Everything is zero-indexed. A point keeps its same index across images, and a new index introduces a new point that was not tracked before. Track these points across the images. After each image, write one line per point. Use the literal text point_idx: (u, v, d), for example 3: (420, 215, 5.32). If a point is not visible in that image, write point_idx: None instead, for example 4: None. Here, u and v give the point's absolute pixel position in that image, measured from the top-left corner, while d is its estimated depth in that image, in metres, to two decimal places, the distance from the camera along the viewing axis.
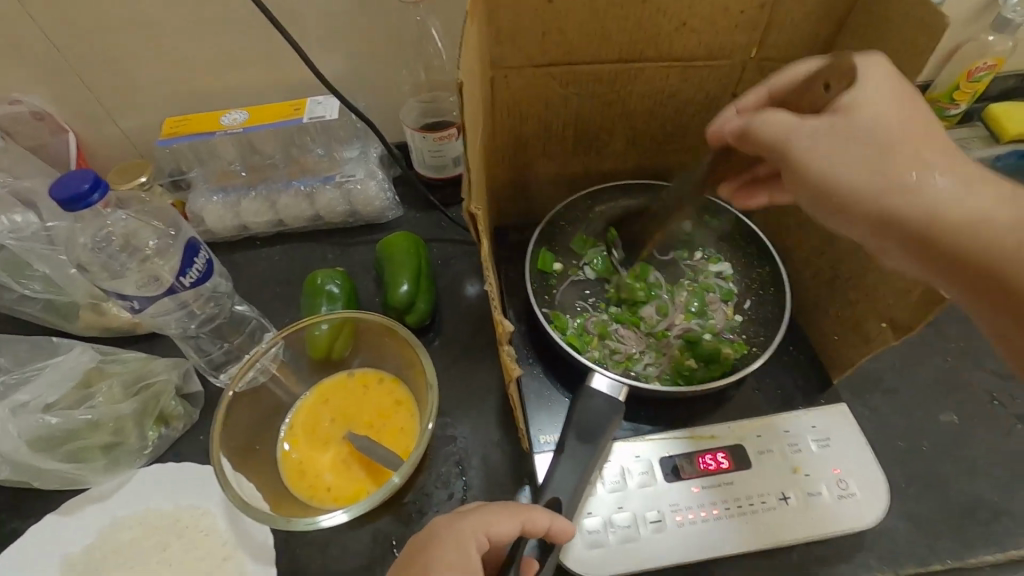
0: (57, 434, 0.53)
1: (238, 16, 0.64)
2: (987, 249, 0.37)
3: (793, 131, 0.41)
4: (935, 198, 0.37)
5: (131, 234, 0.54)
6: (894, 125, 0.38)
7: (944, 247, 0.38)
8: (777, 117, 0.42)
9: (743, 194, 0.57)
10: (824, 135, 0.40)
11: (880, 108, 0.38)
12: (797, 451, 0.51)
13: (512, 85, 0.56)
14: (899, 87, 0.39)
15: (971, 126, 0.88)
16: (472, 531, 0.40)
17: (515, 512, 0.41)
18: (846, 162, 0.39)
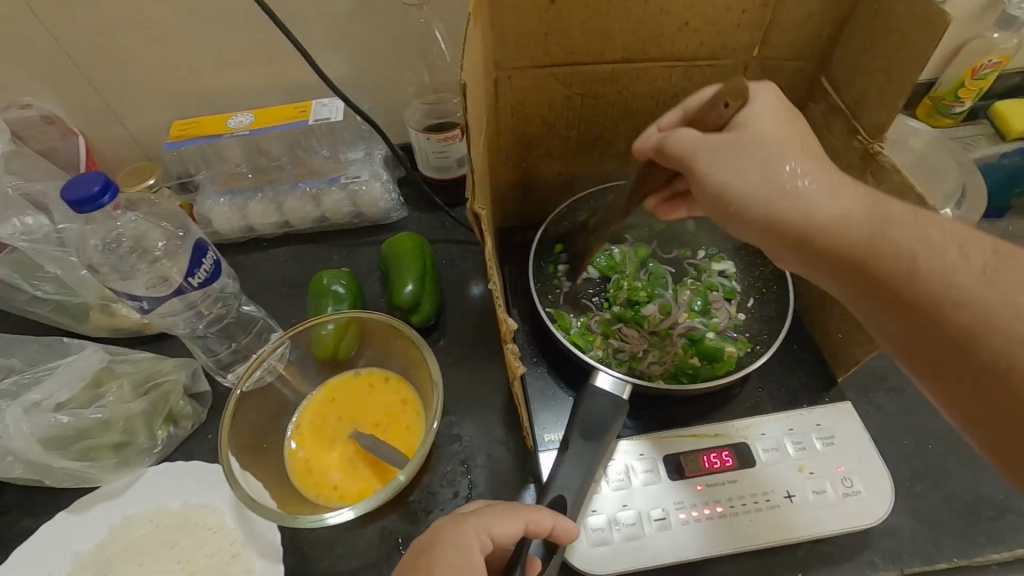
0: (69, 433, 0.54)
1: (244, 19, 0.65)
2: (848, 241, 0.40)
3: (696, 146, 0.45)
4: (806, 199, 0.41)
5: (141, 236, 0.54)
6: (770, 139, 0.43)
7: (813, 242, 0.41)
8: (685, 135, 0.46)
9: (665, 209, 0.58)
10: (722, 149, 0.44)
11: (762, 125, 0.44)
12: (801, 449, 0.51)
13: (515, 86, 0.56)
14: (776, 108, 0.45)
15: (977, 124, 0.87)
16: (475, 534, 0.41)
17: (517, 514, 0.41)
18: (738, 169, 0.43)
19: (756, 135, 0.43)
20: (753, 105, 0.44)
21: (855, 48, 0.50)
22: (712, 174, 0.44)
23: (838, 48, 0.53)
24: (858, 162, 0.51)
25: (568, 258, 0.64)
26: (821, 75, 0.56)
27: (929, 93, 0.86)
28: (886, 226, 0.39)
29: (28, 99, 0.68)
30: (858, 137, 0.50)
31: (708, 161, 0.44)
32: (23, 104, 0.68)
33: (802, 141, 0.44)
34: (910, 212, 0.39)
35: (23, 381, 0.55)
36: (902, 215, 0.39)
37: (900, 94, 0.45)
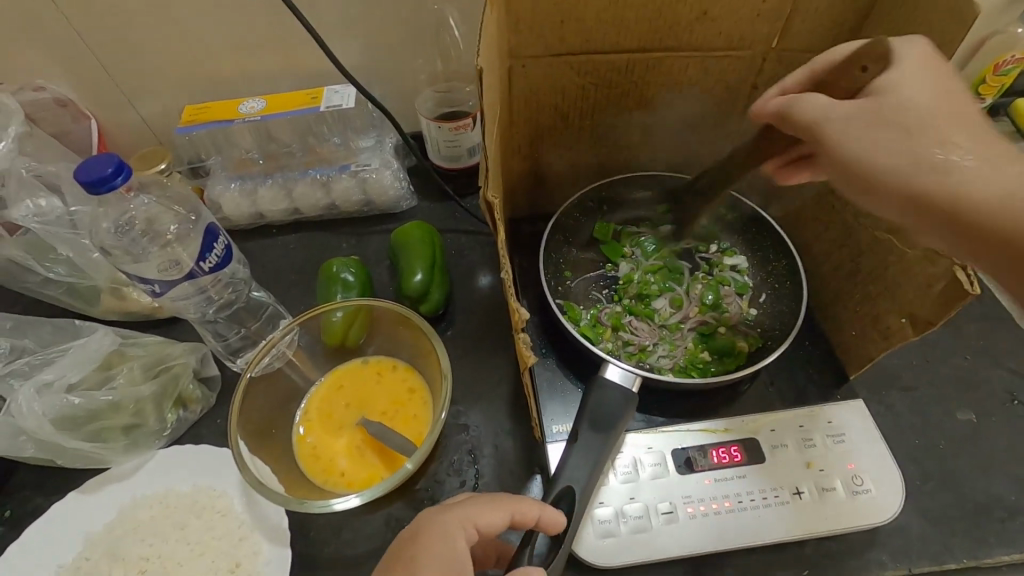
0: (81, 414, 0.54)
1: (258, 3, 0.65)
2: (1007, 224, 0.36)
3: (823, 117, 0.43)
4: (962, 173, 0.38)
5: (153, 219, 0.55)
6: (919, 105, 0.39)
7: (964, 223, 0.37)
8: (811, 102, 0.44)
9: (786, 171, 0.55)
10: (859, 117, 0.41)
11: (913, 92, 0.40)
12: (811, 446, 0.51)
13: (529, 74, 0.56)
14: (936, 71, 0.41)
15: (996, 121, 0.86)
16: (460, 524, 0.40)
17: (501, 503, 0.42)
18: (879, 141, 0.40)
19: (899, 103, 0.40)
20: (901, 66, 0.41)
21: None
22: (839, 144, 0.42)
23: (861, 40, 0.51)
24: None
25: (673, 223, 0.65)
26: None
27: None
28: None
29: (40, 81, 0.68)
30: None
31: (839, 127, 0.42)
32: (35, 86, 0.68)
33: (961, 107, 0.40)
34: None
35: (35, 362, 0.56)
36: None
37: None
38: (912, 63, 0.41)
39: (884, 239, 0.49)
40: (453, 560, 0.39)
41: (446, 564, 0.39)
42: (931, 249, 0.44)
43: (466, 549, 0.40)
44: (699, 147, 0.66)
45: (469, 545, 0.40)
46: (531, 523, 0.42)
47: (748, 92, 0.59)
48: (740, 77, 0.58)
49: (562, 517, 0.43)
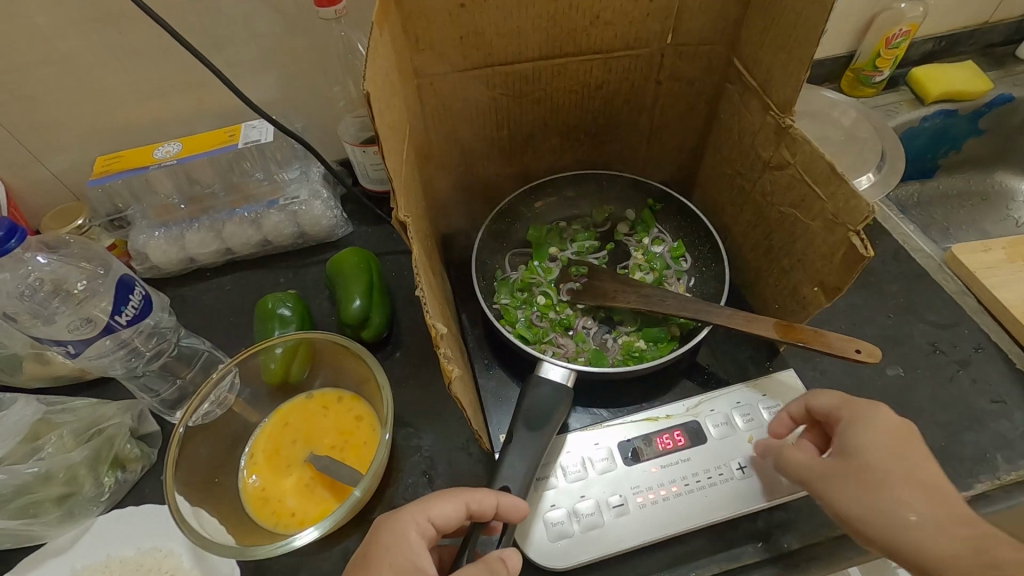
0: (6, 491, 0.51)
1: (156, 45, 0.63)
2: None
3: (814, 470, 0.45)
4: (914, 538, 0.40)
5: (60, 279, 0.52)
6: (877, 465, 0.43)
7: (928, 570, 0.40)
8: (798, 455, 0.47)
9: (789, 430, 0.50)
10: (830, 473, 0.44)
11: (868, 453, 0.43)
12: (749, 420, 0.52)
13: (439, 92, 0.56)
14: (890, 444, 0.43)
15: (897, 91, 0.92)
16: (412, 524, 0.40)
17: (457, 496, 0.41)
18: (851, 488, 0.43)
19: (872, 472, 0.43)
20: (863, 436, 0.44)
21: (759, 27, 0.51)
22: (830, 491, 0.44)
23: (744, 27, 0.54)
24: (774, 137, 0.52)
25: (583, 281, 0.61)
26: (732, 56, 0.57)
27: (851, 65, 0.91)
28: (991, 569, 0.37)
29: None
30: (771, 113, 0.52)
31: (828, 484, 0.44)
32: None
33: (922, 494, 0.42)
34: (1015, 546, 0.38)
35: None
36: (1010, 552, 0.38)
37: (799, 66, 0.47)
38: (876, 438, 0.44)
39: (789, 215, 0.52)
40: (408, 559, 0.39)
41: (405, 563, 0.39)
42: (829, 218, 0.46)
43: (423, 545, 0.40)
44: (618, 144, 0.68)
45: (425, 541, 0.40)
46: (491, 513, 0.42)
47: (653, 88, 0.61)
48: (641, 75, 0.60)
49: (520, 502, 0.43)
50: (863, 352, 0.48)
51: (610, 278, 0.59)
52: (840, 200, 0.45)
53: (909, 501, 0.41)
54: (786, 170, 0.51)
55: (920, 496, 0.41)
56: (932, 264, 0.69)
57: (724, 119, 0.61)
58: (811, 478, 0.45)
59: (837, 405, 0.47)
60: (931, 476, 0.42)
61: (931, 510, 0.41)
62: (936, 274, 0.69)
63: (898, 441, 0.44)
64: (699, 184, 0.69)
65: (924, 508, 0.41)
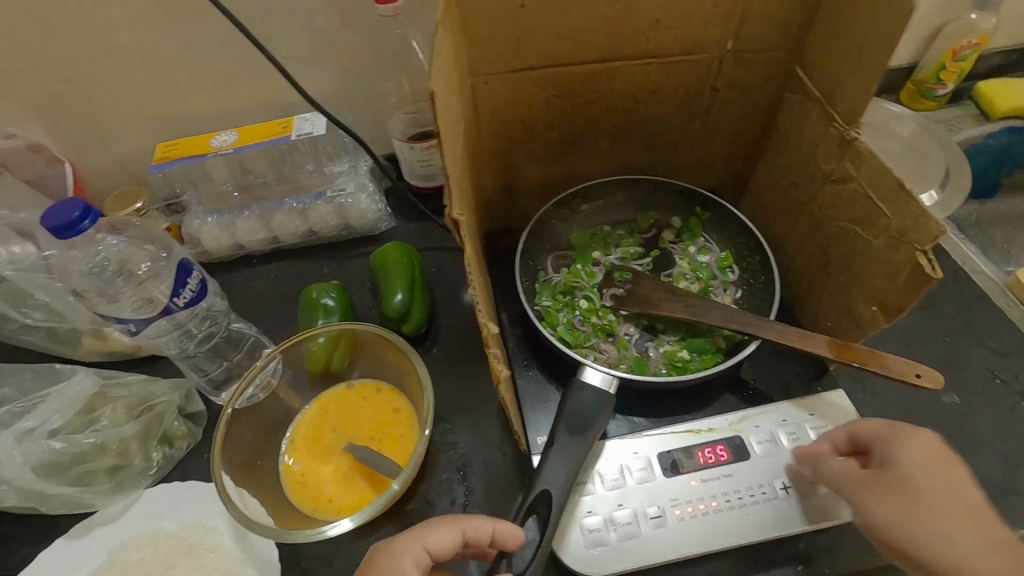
0: (65, 459, 0.54)
1: (220, 37, 0.66)
2: None
3: (850, 476, 0.45)
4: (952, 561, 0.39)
5: (125, 259, 0.54)
6: (924, 484, 0.42)
7: None
8: (835, 463, 0.46)
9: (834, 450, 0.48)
10: (870, 489, 0.43)
11: (912, 470, 0.43)
12: (795, 440, 0.51)
13: (492, 91, 0.56)
14: (935, 465, 0.43)
15: (961, 106, 0.88)
16: (404, 547, 0.41)
17: (450, 524, 0.42)
18: (894, 505, 0.42)
19: (913, 490, 0.42)
20: (905, 453, 0.44)
21: (826, 35, 0.50)
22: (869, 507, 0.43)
23: (810, 34, 0.52)
24: (837, 149, 0.50)
25: (627, 287, 0.60)
26: (794, 64, 0.55)
27: (912, 77, 0.87)
28: None
29: (13, 129, 0.69)
30: (835, 124, 0.50)
31: (868, 494, 0.43)
32: (8, 134, 0.69)
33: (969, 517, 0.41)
34: None
35: (17, 410, 0.55)
36: None
37: (871, 76, 0.45)
38: (920, 458, 0.43)
39: (849, 230, 0.50)
40: None
41: None
42: (894, 235, 0.45)
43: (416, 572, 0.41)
44: (668, 149, 0.67)
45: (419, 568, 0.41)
46: (487, 538, 0.42)
47: (708, 94, 0.60)
48: (697, 80, 0.59)
49: (518, 530, 0.42)
50: (923, 378, 0.46)
51: (654, 286, 0.59)
52: (908, 216, 0.43)
53: (948, 525, 0.40)
54: (849, 184, 0.49)
55: (961, 521, 0.41)
56: (994, 288, 0.66)
57: (781, 127, 0.59)
58: (850, 493, 0.44)
59: (880, 428, 0.46)
60: (970, 500, 0.42)
61: (968, 536, 0.40)
62: (999, 299, 0.65)
63: (938, 463, 0.43)
64: (751, 193, 0.68)
65: (965, 532, 0.40)
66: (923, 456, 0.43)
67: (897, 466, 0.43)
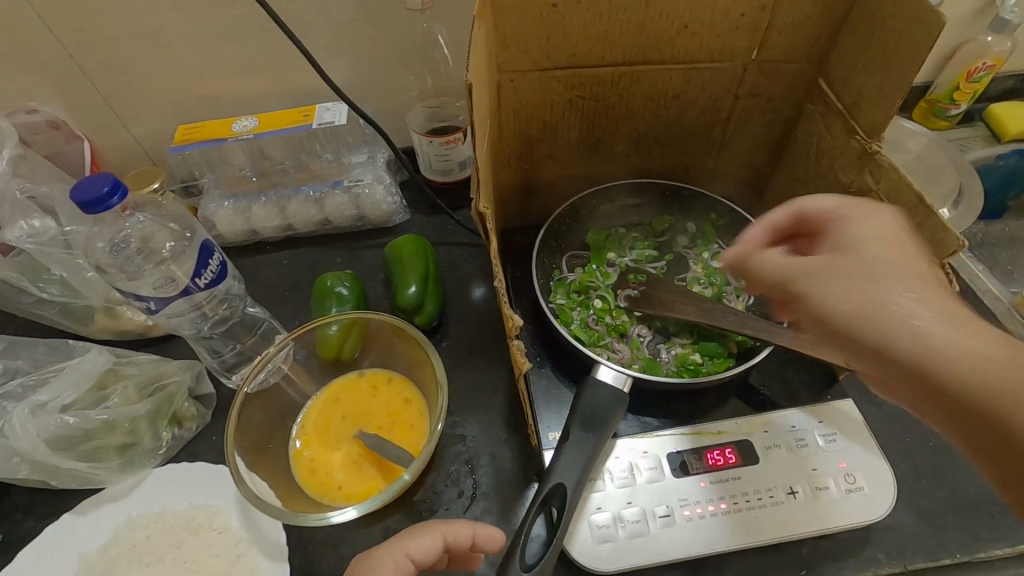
0: (76, 434, 0.54)
1: (247, 23, 0.66)
2: (985, 390, 0.32)
3: (792, 267, 0.40)
4: (926, 333, 0.34)
5: (148, 238, 0.55)
6: (878, 248, 0.38)
7: (936, 378, 0.33)
8: (769, 258, 0.41)
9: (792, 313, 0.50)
10: (813, 265, 0.39)
11: (862, 233, 0.39)
12: (803, 446, 0.51)
13: (518, 89, 0.57)
14: (892, 239, 0.38)
15: (972, 126, 0.89)
16: (392, 558, 0.41)
17: (433, 530, 0.43)
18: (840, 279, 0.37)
19: (871, 258, 0.37)
20: (858, 221, 0.39)
21: (851, 49, 0.51)
22: (818, 287, 0.38)
23: (834, 47, 0.53)
24: (857, 162, 0.51)
25: (641, 288, 0.61)
26: (817, 75, 0.56)
27: (925, 96, 0.88)
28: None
29: (34, 104, 0.69)
30: (856, 137, 0.51)
31: (816, 279, 0.38)
32: (29, 108, 0.69)
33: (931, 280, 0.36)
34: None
35: (31, 382, 0.56)
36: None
37: (896, 90, 0.46)
38: (875, 229, 0.39)
39: None
40: None
41: None
42: None
43: None
44: (686, 155, 0.68)
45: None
46: (467, 542, 0.44)
47: (729, 102, 0.61)
48: (720, 88, 0.59)
49: (495, 531, 0.46)
50: None
51: (668, 288, 0.60)
52: (926, 231, 0.44)
53: (913, 295, 0.35)
54: (868, 197, 0.50)
55: (930, 292, 0.35)
56: (1000, 307, 0.67)
57: (801, 138, 0.60)
58: (791, 278, 0.39)
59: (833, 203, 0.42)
60: (929, 272, 0.37)
61: (942, 308, 0.35)
62: (1005, 319, 0.66)
63: (898, 239, 0.38)
64: (766, 202, 0.68)
65: (938, 306, 0.35)
66: (891, 226, 0.39)
67: (854, 239, 0.39)
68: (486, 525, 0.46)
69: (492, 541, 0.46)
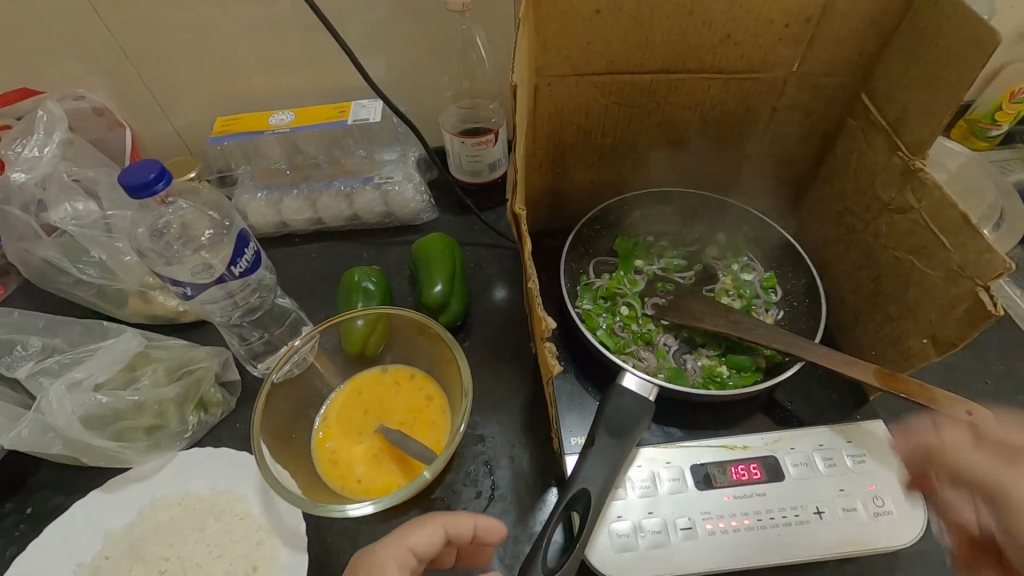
0: (107, 413, 0.55)
1: (291, 20, 0.67)
2: None
3: (996, 473, 0.40)
4: None
5: (187, 225, 0.56)
6: None
7: None
8: (976, 458, 0.41)
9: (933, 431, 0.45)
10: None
11: None
12: (831, 466, 0.50)
13: (555, 93, 0.57)
14: None
15: (1013, 148, 0.87)
16: (394, 552, 0.42)
17: (435, 521, 0.44)
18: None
19: None
20: None
21: (899, 63, 0.50)
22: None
23: (880, 62, 0.52)
24: (899, 179, 0.50)
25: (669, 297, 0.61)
26: (861, 90, 0.55)
27: (966, 116, 0.86)
28: None
29: (82, 91, 0.71)
30: (899, 153, 0.50)
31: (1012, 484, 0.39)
32: (77, 95, 0.71)
33: None
34: None
35: (67, 360, 0.57)
36: None
37: (944, 107, 0.45)
38: None
39: (904, 260, 0.50)
40: None
41: None
42: (954, 269, 0.44)
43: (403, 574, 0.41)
44: (719, 166, 0.67)
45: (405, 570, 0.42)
46: (468, 533, 0.45)
47: (767, 114, 0.60)
48: (759, 100, 0.59)
49: (495, 524, 0.46)
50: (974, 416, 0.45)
51: (697, 299, 0.59)
52: (970, 252, 0.43)
53: None
54: (908, 215, 0.49)
55: None
56: None
57: (840, 152, 0.59)
58: (994, 485, 0.40)
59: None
60: None
61: None
62: None
63: None
64: (799, 217, 0.67)
65: None
66: None
67: None
68: (488, 518, 0.47)
69: (493, 534, 0.47)
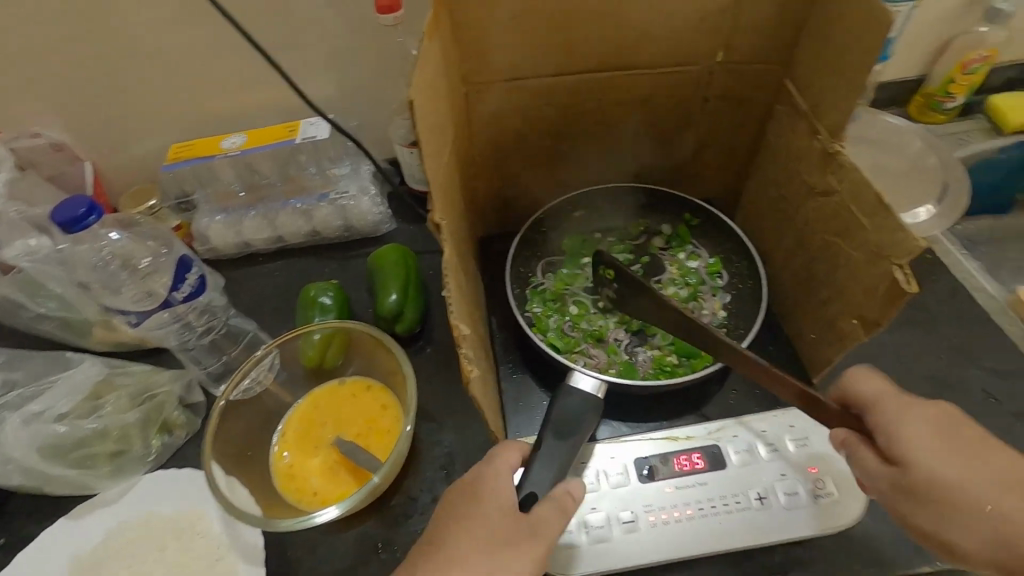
0: (67, 443, 0.57)
1: (231, 45, 0.69)
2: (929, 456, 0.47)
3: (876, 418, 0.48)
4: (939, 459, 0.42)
5: (127, 254, 0.57)
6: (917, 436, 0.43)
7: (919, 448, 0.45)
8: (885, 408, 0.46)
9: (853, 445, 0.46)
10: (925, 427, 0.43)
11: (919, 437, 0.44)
12: (773, 451, 0.51)
13: (485, 100, 0.58)
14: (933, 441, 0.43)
15: (972, 119, 0.86)
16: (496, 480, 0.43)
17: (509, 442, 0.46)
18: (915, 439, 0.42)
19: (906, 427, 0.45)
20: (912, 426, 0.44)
21: (813, 48, 0.50)
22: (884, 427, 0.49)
23: (798, 48, 0.52)
24: (820, 162, 0.50)
25: (619, 283, 0.58)
26: (785, 76, 0.56)
27: (920, 90, 0.86)
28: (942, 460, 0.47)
29: (37, 128, 0.72)
30: (819, 137, 0.50)
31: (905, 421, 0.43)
32: (33, 133, 0.72)
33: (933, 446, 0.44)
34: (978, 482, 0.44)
35: (27, 394, 0.59)
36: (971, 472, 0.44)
37: (852, 90, 0.45)
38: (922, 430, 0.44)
39: (832, 243, 0.50)
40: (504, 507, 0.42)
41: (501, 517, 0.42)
42: (873, 250, 0.45)
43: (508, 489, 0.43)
44: (662, 158, 0.67)
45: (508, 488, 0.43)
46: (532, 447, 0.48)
47: (699, 104, 0.60)
48: (689, 92, 0.59)
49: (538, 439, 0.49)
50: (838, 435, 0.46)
51: None
52: (886, 232, 0.43)
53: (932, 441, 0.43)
54: (832, 198, 0.49)
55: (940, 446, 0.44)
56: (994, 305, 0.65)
57: (772, 139, 0.59)
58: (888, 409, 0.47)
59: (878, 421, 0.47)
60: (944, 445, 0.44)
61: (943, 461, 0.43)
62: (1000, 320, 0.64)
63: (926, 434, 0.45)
64: (743, 206, 0.68)
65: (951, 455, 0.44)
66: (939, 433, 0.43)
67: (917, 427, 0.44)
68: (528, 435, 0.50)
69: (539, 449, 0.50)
